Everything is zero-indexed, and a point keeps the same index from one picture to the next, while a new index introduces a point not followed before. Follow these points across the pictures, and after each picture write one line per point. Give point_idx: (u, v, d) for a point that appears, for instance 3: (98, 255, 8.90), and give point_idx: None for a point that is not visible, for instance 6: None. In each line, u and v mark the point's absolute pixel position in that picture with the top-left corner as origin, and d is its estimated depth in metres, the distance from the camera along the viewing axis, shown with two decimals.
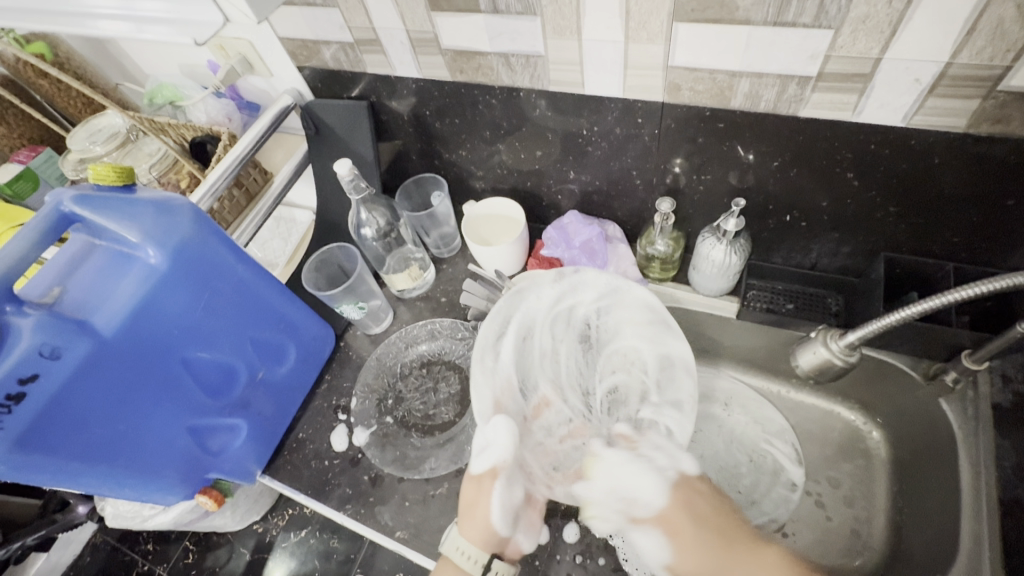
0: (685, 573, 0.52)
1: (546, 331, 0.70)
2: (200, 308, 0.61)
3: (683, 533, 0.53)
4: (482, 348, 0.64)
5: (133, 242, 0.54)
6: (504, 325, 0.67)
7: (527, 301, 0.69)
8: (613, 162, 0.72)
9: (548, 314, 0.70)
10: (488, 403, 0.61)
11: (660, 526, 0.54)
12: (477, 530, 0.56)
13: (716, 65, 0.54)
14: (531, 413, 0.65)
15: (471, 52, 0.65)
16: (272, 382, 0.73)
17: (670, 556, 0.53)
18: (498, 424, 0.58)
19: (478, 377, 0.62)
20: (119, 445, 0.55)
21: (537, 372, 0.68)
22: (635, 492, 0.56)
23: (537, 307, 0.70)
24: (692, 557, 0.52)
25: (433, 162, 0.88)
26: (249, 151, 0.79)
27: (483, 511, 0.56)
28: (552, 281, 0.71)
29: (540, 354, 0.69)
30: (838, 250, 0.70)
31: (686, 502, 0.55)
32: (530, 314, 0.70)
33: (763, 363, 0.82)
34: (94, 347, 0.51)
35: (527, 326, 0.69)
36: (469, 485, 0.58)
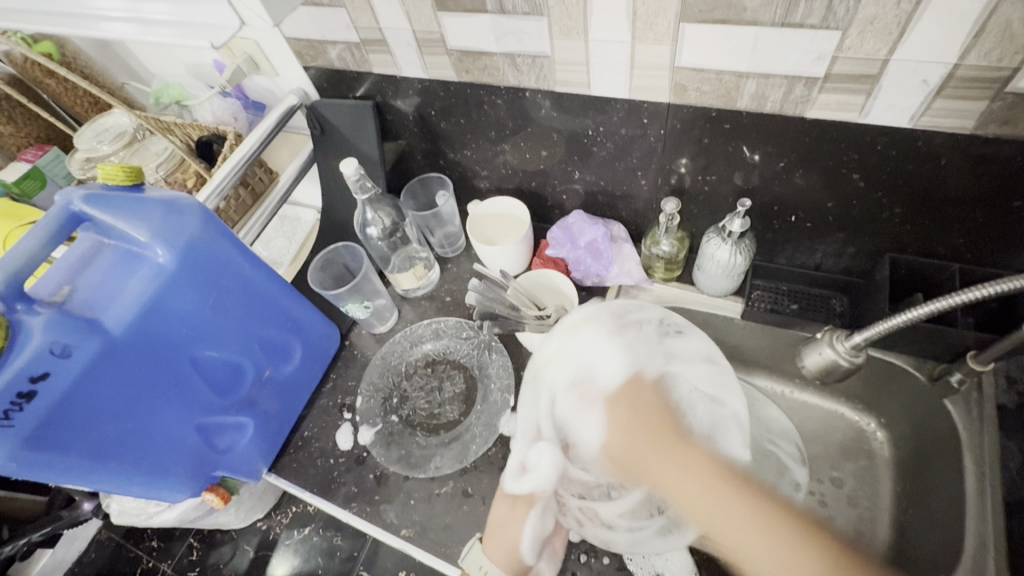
0: (614, 448, 0.54)
1: (615, 372, 0.57)
2: (208, 308, 0.61)
3: (637, 424, 0.54)
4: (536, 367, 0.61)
5: (142, 241, 0.54)
6: (563, 351, 0.60)
7: (592, 329, 0.60)
8: (618, 162, 0.72)
9: (611, 350, 0.58)
10: (533, 418, 0.59)
11: (613, 412, 0.56)
12: (505, 557, 0.56)
13: (722, 66, 0.54)
14: (572, 444, 0.58)
15: (476, 52, 0.65)
16: (278, 380, 0.73)
17: (602, 432, 0.55)
18: (533, 449, 0.56)
19: (528, 398, 0.60)
20: (128, 444, 0.55)
21: (590, 404, 0.57)
22: (585, 429, 0.56)
23: (601, 345, 0.58)
24: (626, 436, 0.53)
25: (437, 162, 0.88)
26: (255, 150, 0.80)
27: (511, 532, 0.56)
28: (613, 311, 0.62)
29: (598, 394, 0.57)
30: (843, 250, 0.70)
31: (632, 392, 0.57)
32: (593, 347, 0.60)
33: (768, 363, 0.82)
34: (104, 345, 0.51)
35: (578, 355, 0.59)
36: (500, 503, 0.57)
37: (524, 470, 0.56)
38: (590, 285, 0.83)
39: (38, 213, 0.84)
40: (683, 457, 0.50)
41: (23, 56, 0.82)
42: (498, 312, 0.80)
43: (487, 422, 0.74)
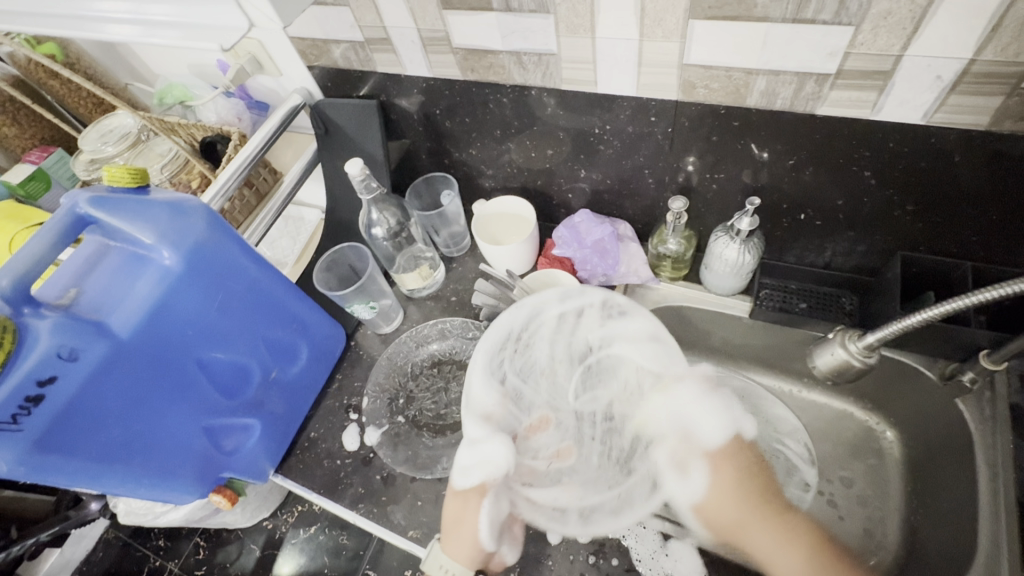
0: (734, 523, 0.54)
1: (546, 344, 0.62)
2: (213, 309, 0.61)
3: (737, 497, 0.54)
4: (485, 349, 0.60)
5: (147, 243, 0.54)
6: (505, 339, 0.61)
7: (533, 316, 0.63)
8: (625, 160, 0.72)
9: (551, 336, 0.63)
10: (484, 399, 0.57)
11: (716, 481, 0.55)
12: (462, 550, 0.54)
13: (732, 62, 0.54)
14: (524, 430, 0.59)
15: (482, 50, 0.65)
16: (284, 381, 0.73)
17: (711, 508, 0.55)
18: (472, 427, 0.56)
19: (476, 374, 0.59)
20: (135, 447, 0.55)
21: (535, 383, 0.61)
22: (690, 489, 0.56)
23: (537, 313, 0.63)
24: (723, 497, 0.54)
25: (442, 161, 0.88)
26: (258, 153, 0.79)
27: (467, 526, 0.54)
28: (553, 301, 0.64)
29: (538, 370, 0.62)
30: (853, 249, 0.69)
31: (726, 464, 0.56)
32: (534, 332, 0.62)
33: (776, 362, 0.82)
34: (111, 348, 0.51)
35: (522, 338, 0.62)
36: (454, 497, 0.56)
37: (471, 462, 0.55)
38: (597, 285, 0.82)
39: (44, 214, 0.84)
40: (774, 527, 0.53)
41: (27, 57, 0.82)
42: (503, 313, 0.80)
43: None
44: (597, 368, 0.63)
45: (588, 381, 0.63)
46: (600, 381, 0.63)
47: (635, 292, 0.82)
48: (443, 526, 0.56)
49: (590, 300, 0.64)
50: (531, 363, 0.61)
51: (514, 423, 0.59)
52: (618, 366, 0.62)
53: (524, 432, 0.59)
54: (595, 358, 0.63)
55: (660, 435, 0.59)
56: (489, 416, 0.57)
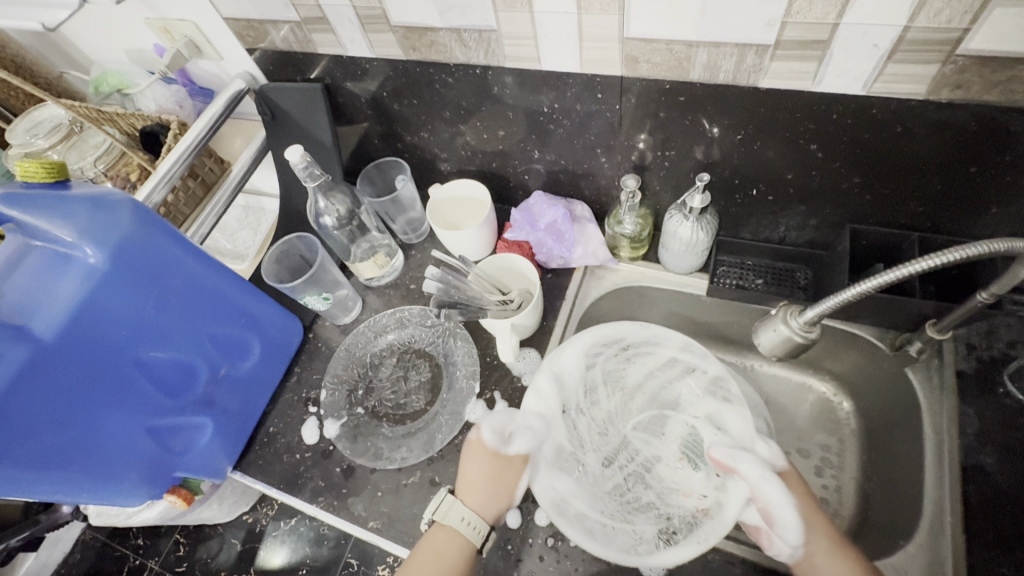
0: (818, 550, 0.53)
1: (643, 368, 0.70)
2: (151, 308, 0.58)
3: (819, 524, 0.54)
4: (594, 334, 0.67)
5: (68, 241, 0.51)
6: (614, 342, 0.67)
7: (651, 342, 0.68)
8: (577, 140, 0.70)
9: (648, 369, 0.70)
10: (570, 366, 0.66)
11: (797, 504, 0.55)
12: (487, 500, 0.59)
13: (672, 35, 0.52)
14: (578, 418, 0.68)
15: (422, 28, 0.62)
16: (235, 377, 0.71)
17: (801, 535, 0.54)
18: (544, 381, 0.64)
19: (570, 348, 0.66)
20: (72, 451, 0.53)
21: (612, 391, 0.71)
22: (777, 516, 0.55)
23: (654, 344, 0.68)
24: (818, 534, 0.54)
25: (396, 146, 0.85)
26: (202, 139, 0.77)
27: (506, 483, 0.61)
28: (676, 343, 0.68)
29: (616, 385, 0.71)
30: (806, 223, 0.69)
31: (799, 493, 0.56)
32: (643, 353, 0.69)
33: (737, 339, 0.82)
34: (34, 353, 0.48)
35: (631, 350, 0.69)
36: (498, 459, 0.61)
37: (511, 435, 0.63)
38: (555, 267, 0.81)
39: None
40: (843, 554, 0.53)
41: None
42: (459, 300, 0.73)
43: (453, 410, 0.73)
44: (672, 424, 0.70)
45: (652, 426, 0.71)
46: (661, 436, 0.70)
47: (596, 273, 0.81)
48: (467, 482, 0.61)
49: (700, 360, 0.67)
50: (623, 375, 0.70)
51: (570, 402, 0.67)
52: (693, 431, 0.68)
53: (579, 419, 0.68)
54: (673, 414, 0.70)
55: (682, 510, 0.62)
56: (558, 382, 0.65)
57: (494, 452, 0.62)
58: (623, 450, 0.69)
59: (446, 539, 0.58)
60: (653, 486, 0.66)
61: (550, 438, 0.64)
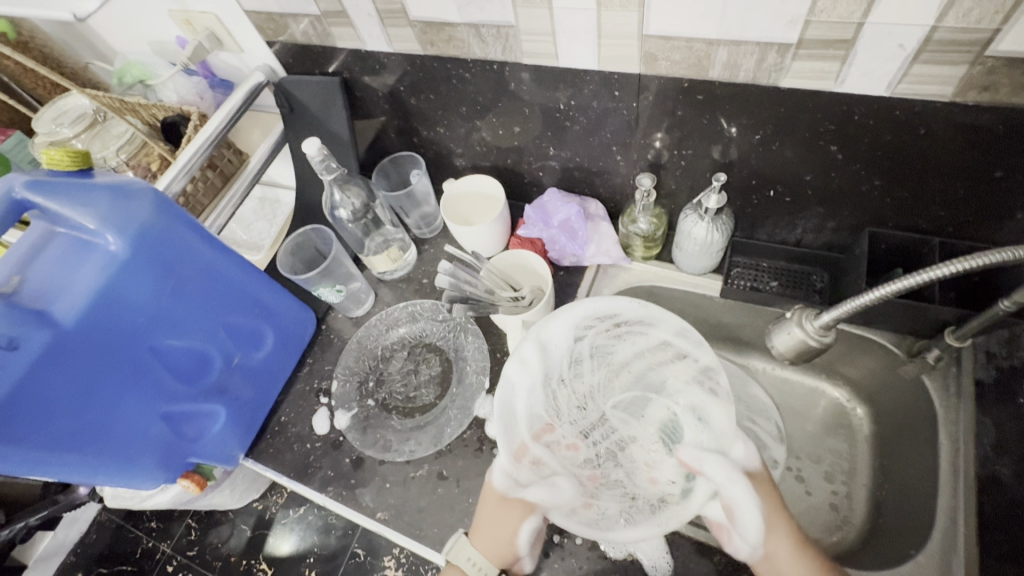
0: (778, 553, 0.53)
1: (631, 347, 0.65)
2: (167, 296, 0.58)
3: (783, 529, 0.54)
4: (590, 307, 0.64)
5: (90, 228, 0.52)
6: (602, 317, 0.64)
7: (645, 321, 0.64)
8: (593, 137, 0.70)
9: (639, 349, 0.65)
10: (557, 337, 0.64)
11: (763, 506, 0.54)
12: (491, 548, 0.58)
13: (693, 33, 0.52)
14: (554, 392, 0.64)
15: (440, 23, 0.62)
16: (249, 367, 0.71)
17: (761, 537, 0.54)
18: (529, 349, 0.63)
19: (562, 316, 0.64)
20: (88, 435, 0.53)
21: (596, 367, 0.66)
22: (740, 515, 0.54)
23: (649, 324, 0.64)
24: (778, 538, 0.54)
25: (412, 140, 0.85)
26: (220, 130, 0.78)
27: (507, 531, 0.58)
28: (673, 327, 0.63)
29: (602, 362, 0.66)
30: (824, 225, 0.68)
31: (765, 496, 0.55)
32: (635, 331, 0.65)
33: (749, 342, 0.82)
34: (55, 337, 0.49)
35: (622, 326, 0.65)
36: (499, 502, 0.59)
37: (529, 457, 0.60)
38: (567, 265, 0.81)
39: None
40: (804, 558, 0.53)
41: None
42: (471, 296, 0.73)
43: (463, 405, 0.73)
44: (654, 408, 0.65)
45: (633, 407, 0.66)
46: (640, 418, 0.65)
47: (609, 272, 0.81)
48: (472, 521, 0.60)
49: (693, 346, 0.62)
50: (609, 351, 0.66)
51: (552, 372, 0.64)
52: (674, 416, 0.63)
53: (554, 394, 0.64)
54: (656, 398, 0.65)
55: (649, 493, 0.58)
56: (543, 351, 0.63)
57: (495, 492, 0.59)
58: (599, 426, 0.65)
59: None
60: (624, 465, 0.62)
61: (526, 410, 0.62)
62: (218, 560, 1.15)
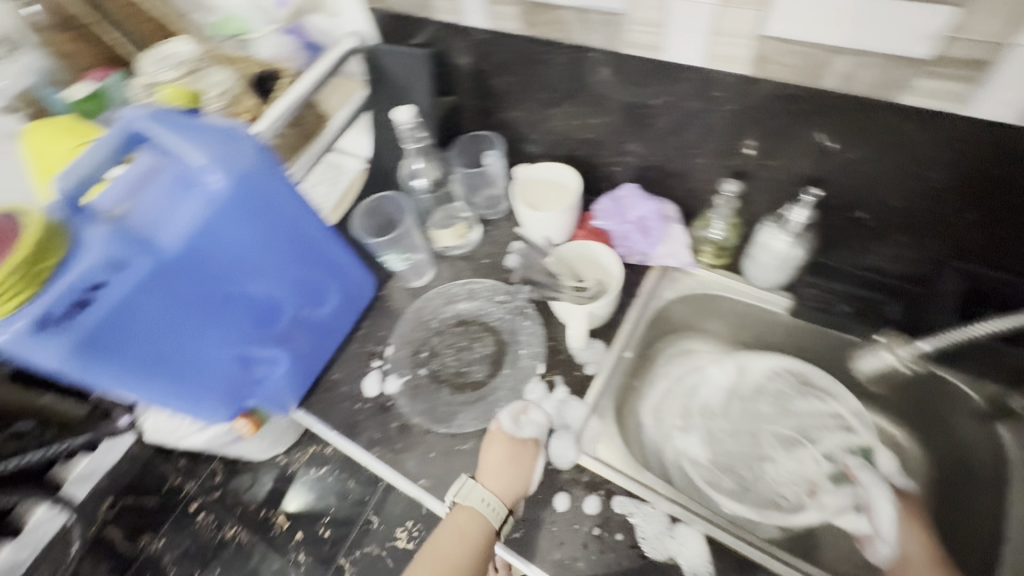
0: (912, 553, 0.61)
1: (804, 403, 0.78)
2: (256, 241, 0.60)
3: (921, 535, 0.63)
4: (786, 364, 0.80)
5: (198, 166, 0.54)
6: (799, 376, 0.79)
7: (831, 392, 0.77)
8: (680, 136, 0.69)
9: (812, 410, 0.78)
10: (764, 367, 0.81)
11: (901, 518, 0.65)
12: (501, 482, 0.63)
13: (814, 38, 0.50)
14: (730, 403, 0.81)
15: (547, 4, 0.62)
16: (314, 321, 0.73)
17: (896, 535, 0.64)
18: (730, 363, 0.82)
19: (758, 348, 0.82)
20: (169, 361, 0.56)
21: (761, 407, 0.79)
22: (878, 509, 0.67)
23: (828, 396, 0.77)
24: (913, 537, 0.63)
25: (489, 121, 0.86)
26: (309, 91, 0.81)
27: (522, 466, 0.65)
28: (851, 406, 0.76)
29: (779, 407, 0.79)
30: (902, 254, 0.65)
31: (910, 512, 0.66)
32: (820, 397, 0.78)
33: (807, 363, 0.80)
34: (155, 264, 0.51)
35: (808, 386, 0.79)
36: (512, 443, 0.66)
37: (532, 412, 0.70)
38: (632, 263, 0.81)
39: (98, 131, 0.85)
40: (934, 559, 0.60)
41: None
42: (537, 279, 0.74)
43: (514, 386, 0.74)
44: (804, 453, 0.75)
45: (785, 442, 0.77)
46: (786, 450, 0.76)
47: (673, 275, 0.80)
48: (482, 467, 0.65)
49: (862, 428, 0.75)
50: (788, 400, 0.79)
51: (736, 388, 0.81)
52: (818, 466, 0.74)
53: (734, 408, 0.80)
54: (809, 446, 0.76)
55: (770, 493, 0.72)
56: (738, 372, 0.82)
57: (505, 436, 0.67)
58: (748, 435, 0.78)
59: (467, 518, 0.63)
60: (755, 468, 0.75)
61: (699, 410, 0.80)
62: (238, 505, 1.20)
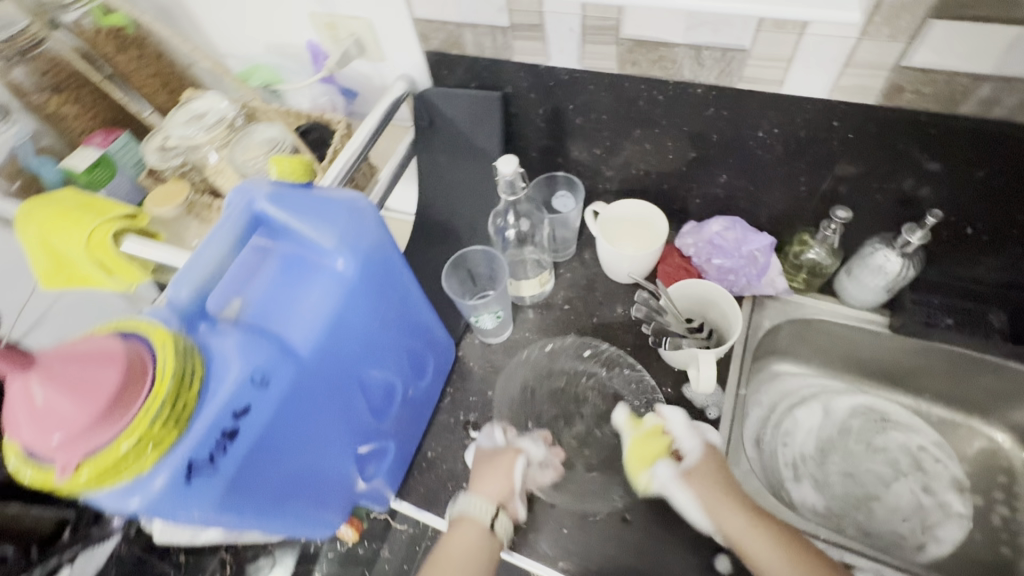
0: (731, 532, 0.57)
1: (892, 439, 0.79)
2: (377, 324, 0.53)
3: (723, 507, 0.58)
4: (864, 400, 0.83)
5: (324, 249, 0.46)
6: (876, 415, 0.81)
7: (910, 427, 0.80)
8: (780, 166, 0.68)
9: (898, 442, 0.79)
10: (847, 403, 0.83)
11: (695, 495, 0.59)
12: (488, 487, 0.61)
13: (961, 68, 0.51)
14: (825, 442, 0.80)
15: (656, 42, 0.60)
16: (415, 399, 0.65)
17: (706, 519, 0.59)
18: (815, 405, 0.82)
19: (835, 385, 0.84)
20: (303, 482, 0.47)
21: (853, 443, 0.80)
22: (678, 500, 0.60)
23: (909, 430, 0.80)
24: (730, 523, 0.57)
25: (555, 160, 0.82)
26: (365, 145, 0.74)
27: (500, 471, 0.62)
28: (930, 437, 0.79)
29: (870, 445, 0.79)
30: (1013, 264, 0.67)
31: (699, 480, 0.59)
32: (902, 429, 0.80)
33: (898, 376, 0.81)
34: (297, 371, 0.43)
35: (888, 421, 0.81)
36: (487, 452, 0.65)
37: (515, 417, 0.71)
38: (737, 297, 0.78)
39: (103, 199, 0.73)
40: (766, 538, 0.56)
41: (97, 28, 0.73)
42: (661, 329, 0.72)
43: None
44: (903, 486, 0.76)
45: (881, 478, 0.77)
46: (887, 486, 0.76)
47: (765, 303, 0.79)
48: (469, 477, 0.63)
49: (945, 457, 0.78)
50: (873, 436, 0.80)
51: (827, 430, 0.81)
52: (921, 498, 0.75)
53: (826, 447, 0.80)
54: (904, 479, 0.77)
55: (888, 532, 0.73)
56: (826, 413, 0.82)
57: (480, 450, 0.66)
58: (847, 478, 0.77)
59: (465, 531, 0.59)
60: (864, 509, 0.74)
61: (795, 453, 0.79)
62: None
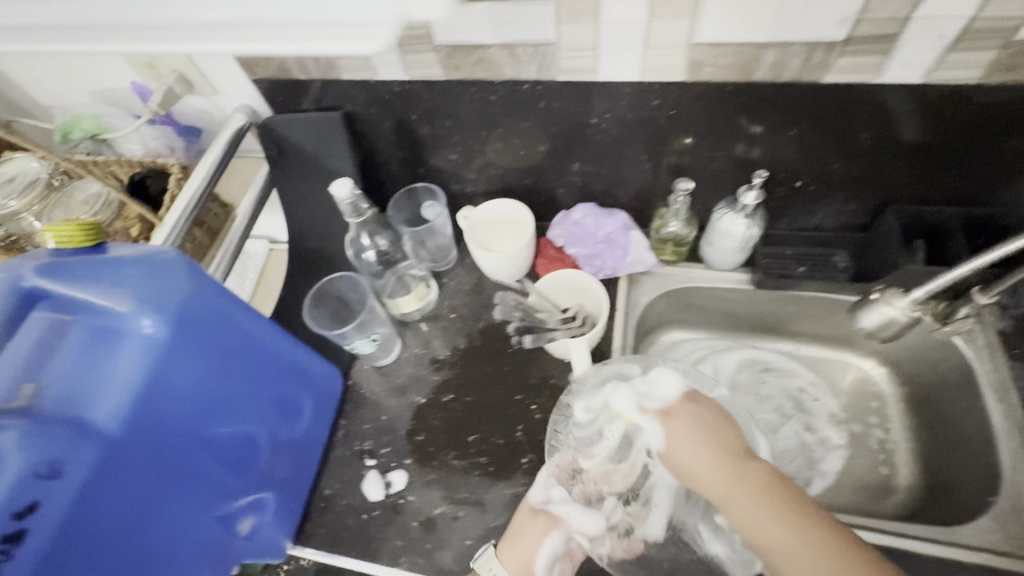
0: (693, 463, 0.54)
1: (775, 385, 0.84)
2: (212, 377, 0.51)
3: (687, 437, 0.56)
4: (747, 353, 0.86)
5: (119, 313, 0.44)
6: (759, 365, 0.86)
7: (789, 371, 0.85)
8: (622, 148, 0.70)
9: (781, 388, 0.84)
10: (733, 359, 0.86)
11: (664, 424, 0.57)
12: (514, 559, 0.58)
13: (742, 38, 0.54)
14: None
15: (470, 45, 0.60)
16: (294, 442, 0.63)
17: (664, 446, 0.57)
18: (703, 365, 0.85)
19: (719, 343, 0.87)
20: (146, 562, 0.44)
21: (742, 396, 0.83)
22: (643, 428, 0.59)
23: (789, 375, 0.85)
24: (690, 451, 0.55)
25: (417, 171, 0.81)
26: (204, 186, 0.69)
27: (530, 546, 0.58)
28: (807, 377, 0.85)
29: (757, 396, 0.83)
30: (843, 209, 0.72)
31: (674, 415, 0.58)
32: (782, 374, 0.85)
33: (772, 325, 0.85)
34: (101, 450, 0.41)
35: (770, 369, 0.85)
36: (528, 510, 0.60)
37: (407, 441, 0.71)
38: (607, 280, 0.80)
39: None
40: (739, 477, 0.51)
41: None
42: (535, 324, 0.77)
43: (531, 439, 0.70)
44: (790, 429, 0.80)
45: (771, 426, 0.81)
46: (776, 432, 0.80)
47: (641, 279, 0.81)
48: (505, 533, 0.60)
49: (822, 394, 0.83)
50: (758, 386, 0.84)
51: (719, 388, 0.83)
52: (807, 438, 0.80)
53: None
54: (790, 422, 0.81)
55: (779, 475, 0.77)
56: (716, 372, 0.84)
57: (532, 501, 0.60)
58: None
59: None
60: None
61: None
62: None
